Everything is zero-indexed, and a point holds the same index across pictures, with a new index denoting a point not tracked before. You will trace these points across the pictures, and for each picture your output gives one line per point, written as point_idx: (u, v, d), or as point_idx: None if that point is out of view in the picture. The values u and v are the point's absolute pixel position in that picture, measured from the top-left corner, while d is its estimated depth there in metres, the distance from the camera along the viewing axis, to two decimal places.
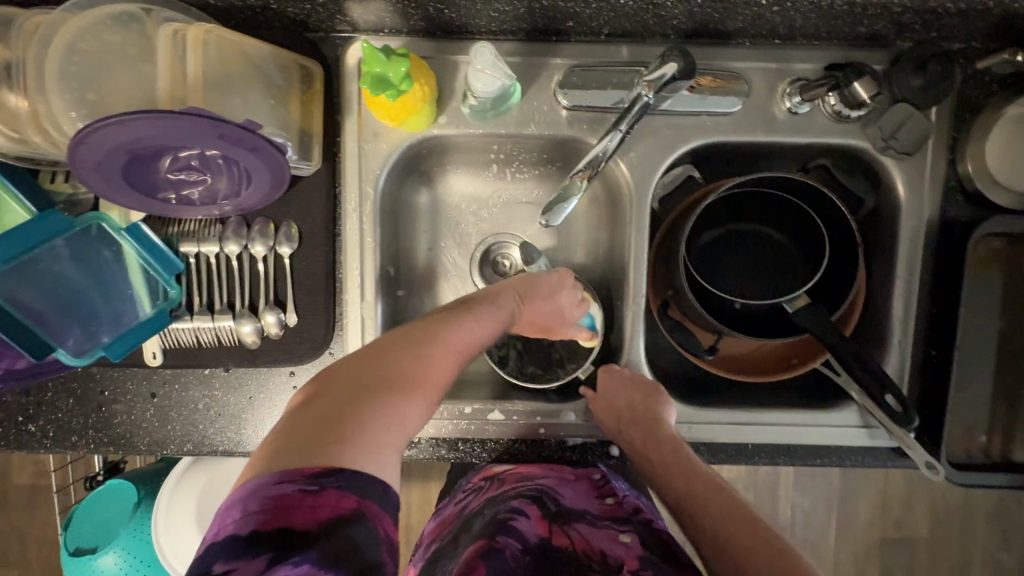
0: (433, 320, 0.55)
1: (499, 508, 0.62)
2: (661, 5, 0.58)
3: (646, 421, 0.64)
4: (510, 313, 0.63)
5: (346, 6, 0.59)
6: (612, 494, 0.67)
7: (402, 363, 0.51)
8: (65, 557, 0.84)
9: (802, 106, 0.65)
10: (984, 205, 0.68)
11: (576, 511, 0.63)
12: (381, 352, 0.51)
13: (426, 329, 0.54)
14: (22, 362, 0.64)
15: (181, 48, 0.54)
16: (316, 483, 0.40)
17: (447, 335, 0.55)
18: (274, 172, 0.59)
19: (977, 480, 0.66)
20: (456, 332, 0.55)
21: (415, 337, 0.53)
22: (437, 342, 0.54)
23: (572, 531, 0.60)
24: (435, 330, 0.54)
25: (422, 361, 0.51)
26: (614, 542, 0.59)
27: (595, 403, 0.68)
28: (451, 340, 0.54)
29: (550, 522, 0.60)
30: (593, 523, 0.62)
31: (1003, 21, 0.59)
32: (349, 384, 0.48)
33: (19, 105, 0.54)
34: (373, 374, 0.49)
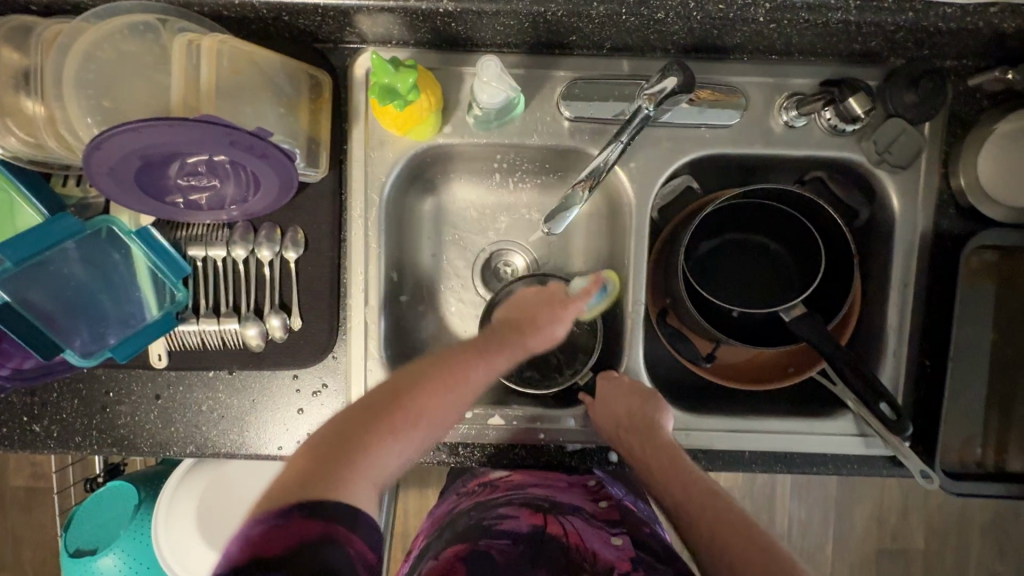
0: (447, 361, 0.56)
1: (488, 515, 0.63)
2: (661, 21, 0.60)
3: (644, 428, 0.65)
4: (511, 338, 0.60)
5: (356, 19, 0.61)
6: (605, 498, 0.69)
7: (408, 405, 0.52)
8: (65, 558, 0.83)
9: (798, 120, 0.67)
10: (976, 218, 0.69)
11: (572, 507, 0.65)
12: (387, 392, 0.53)
13: (439, 371, 0.55)
14: (30, 362, 0.65)
15: (194, 58, 0.56)
16: (284, 515, 0.44)
17: (458, 380, 0.55)
18: (282, 179, 0.60)
19: (972, 489, 0.66)
20: (468, 377, 0.56)
21: (429, 379, 0.54)
22: (447, 386, 0.54)
23: (567, 522, 0.62)
24: (447, 375, 0.55)
25: (420, 401, 0.53)
26: (604, 542, 0.60)
27: (591, 407, 0.69)
28: (456, 382, 0.55)
29: (545, 512, 0.63)
30: (587, 518, 0.64)
31: (993, 40, 0.61)
32: (354, 421, 0.51)
33: (37, 110, 0.56)
34: (373, 413, 0.51)
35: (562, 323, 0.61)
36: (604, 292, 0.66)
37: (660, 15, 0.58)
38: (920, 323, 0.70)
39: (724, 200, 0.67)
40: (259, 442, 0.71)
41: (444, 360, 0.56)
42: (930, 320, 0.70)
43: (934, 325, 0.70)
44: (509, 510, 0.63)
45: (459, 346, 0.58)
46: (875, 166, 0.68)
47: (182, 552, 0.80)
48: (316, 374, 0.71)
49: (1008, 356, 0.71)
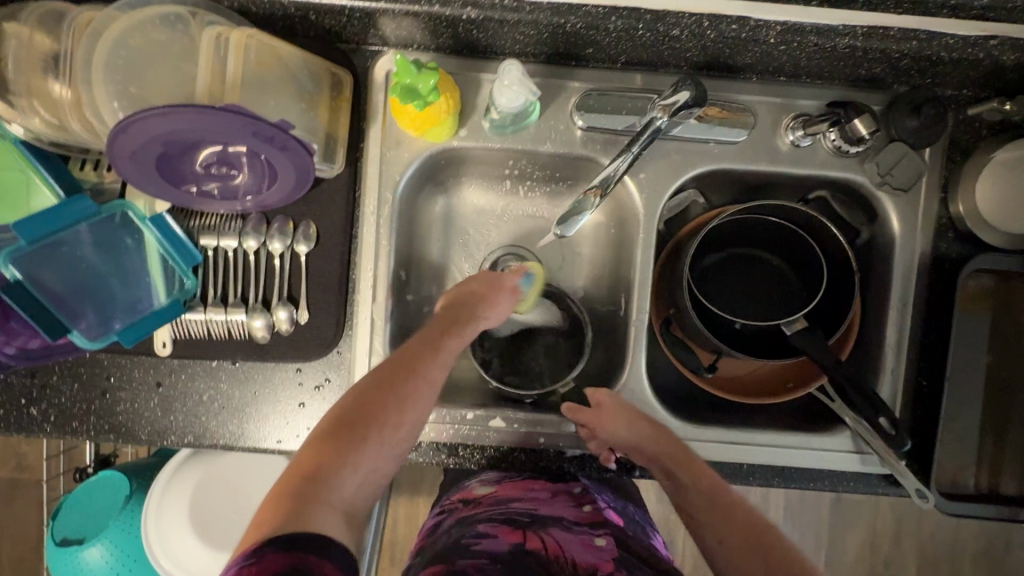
0: (405, 359, 0.57)
1: (467, 533, 0.61)
2: (676, 38, 0.62)
3: (647, 438, 0.68)
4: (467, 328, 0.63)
5: (379, 21, 0.63)
6: (590, 503, 0.68)
7: (376, 414, 0.53)
8: (51, 547, 0.82)
9: (804, 140, 0.69)
10: (974, 243, 0.71)
11: (554, 519, 0.64)
12: (353, 402, 0.54)
13: (403, 372, 0.56)
14: (35, 342, 0.63)
15: (222, 50, 0.57)
16: (254, 557, 0.42)
17: (421, 376, 0.57)
18: (299, 171, 0.61)
19: (965, 509, 0.68)
20: (430, 371, 0.58)
21: (389, 380, 0.56)
22: (408, 383, 0.56)
23: (547, 536, 0.60)
24: (410, 372, 0.57)
25: (385, 404, 0.54)
26: (588, 547, 0.60)
27: (583, 421, 0.69)
28: (418, 379, 0.57)
29: (524, 528, 0.61)
30: (569, 528, 0.63)
31: (993, 71, 0.64)
32: (322, 441, 0.51)
33: (63, 94, 0.57)
34: (341, 428, 0.52)
35: (506, 311, 0.68)
36: (528, 279, 0.71)
37: (675, 31, 0.60)
38: (917, 344, 0.71)
39: (730, 214, 0.69)
40: (258, 434, 0.71)
41: (403, 360, 0.57)
42: (927, 340, 0.72)
43: (931, 345, 0.71)
44: (487, 528, 0.61)
45: (417, 343, 0.59)
46: (877, 188, 0.70)
47: (170, 543, 0.79)
48: (319, 368, 0.71)
49: (1003, 380, 0.72)
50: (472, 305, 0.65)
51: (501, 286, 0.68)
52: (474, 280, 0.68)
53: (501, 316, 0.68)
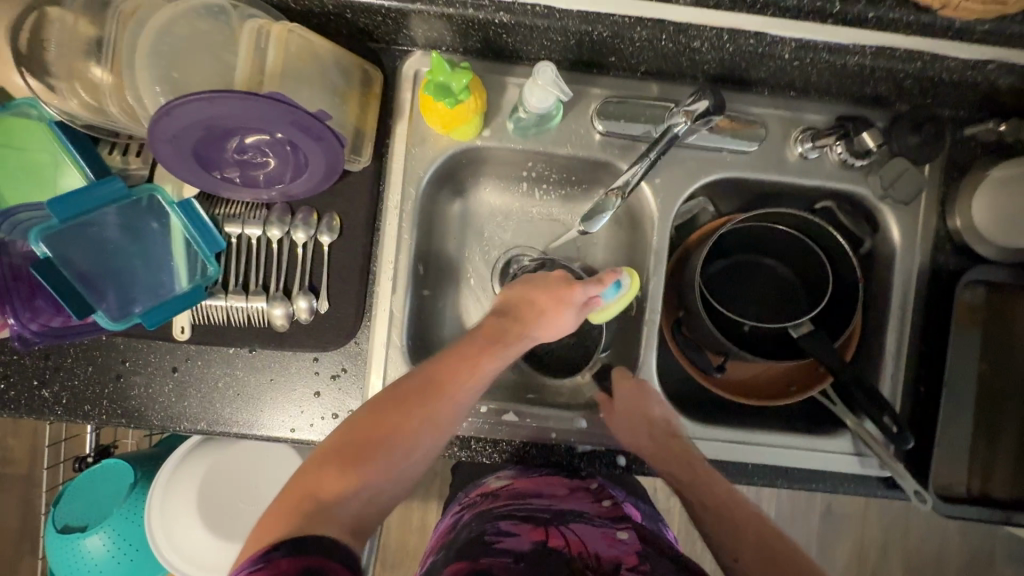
0: (422, 382, 0.59)
1: (489, 529, 0.60)
2: (696, 50, 0.65)
3: (665, 436, 0.70)
4: (502, 343, 0.63)
5: (412, 22, 0.65)
6: (609, 498, 0.68)
7: (388, 435, 0.55)
8: (51, 533, 0.81)
9: (812, 152, 0.72)
10: (969, 256, 0.75)
11: (575, 513, 0.63)
12: (368, 423, 0.55)
13: (430, 392, 0.58)
14: (59, 321, 0.63)
15: (262, 42, 0.59)
16: (260, 563, 0.42)
17: (437, 400, 0.58)
18: (329, 162, 0.63)
19: (959, 511, 0.71)
20: (449, 393, 0.59)
21: (406, 401, 0.57)
22: (423, 407, 0.57)
23: (569, 532, 0.59)
24: (427, 395, 0.58)
25: (397, 426, 0.56)
26: (611, 540, 0.59)
27: (610, 415, 0.73)
28: (434, 403, 0.58)
29: (545, 525, 0.60)
30: (591, 522, 0.62)
31: (989, 93, 0.68)
32: (341, 456, 0.53)
33: (104, 78, 0.58)
34: (354, 447, 0.54)
35: (575, 318, 0.67)
36: (617, 287, 0.66)
37: (696, 43, 0.63)
38: (915, 351, 0.75)
39: (739, 221, 0.72)
40: (272, 422, 0.71)
41: (430, 379, 0.59)
42: (925, 348, 0.75)
43: (929, 353, 0.74)
44: (508, 526, 0.60)
45: (438, 365, 0.61)
46: (880, 201, 0.73)
47: (174, 534, 0.79)
48: (336, 358, 0.72)
49: (996, 388, 0.75)
50: (507, 322, 0.65)
51: (567, 296, 0.67)
52: (525, 291, 0.67)
53: (564, 325, 0.67)
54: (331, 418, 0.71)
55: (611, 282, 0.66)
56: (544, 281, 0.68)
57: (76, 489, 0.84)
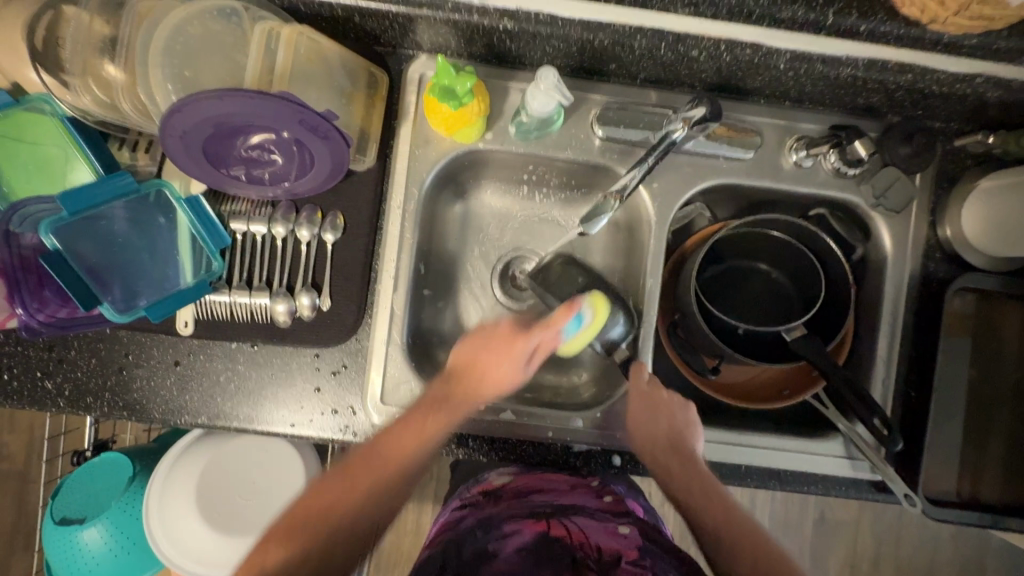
0: (373, 450, 0.61)
1: (493, 529, 0.64)
2: (694, 58, 0.67)
3: (672, 444, 0.69)
4: (450, 408, 0.65)
5: (419, 27, 0.67)
6: (610, 493, 0.72)
7: (339, 506, 0.58)
8: (49, 525, 0.82)
9: (806, 160, 0.74)
10: (958, 264, 0.76)
11: (577, 506, 0.68)
12: (319, 495, 0.58)
13: (371, 466, 0.61)
14: (67, 312, 0.65)
15: (273, 44, 0.61)
16: None
17: (387, 467, 0.61)
18: (335, 161, 0.64)
19: (951, 515, 0.71)
20: (398, 460, 0.61)
21: (357, 472, 0.60)
22: (373, 476, 0.60)
23: (571, 523, 0.64)
24: (377, 465, 0.61)
25: (348, 496, 0.59)
26: (612, 534, 0.63)
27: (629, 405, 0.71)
28: (385, 471, 0.61)
29: (548, 517, 0.65)
30: (593, 514, 0.66)
31: (978, 106, 0.70)
32: (283, 533, 0.56)
33: (117, 75, 0.60)
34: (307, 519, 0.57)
35: (526, 365, 0.68)
36: (579, 321, 0.67)
37: (694, 52, 0.65)
38: (906, 357, 0.76)
39: (733, 227, 0.73)
40: (271, 417, 0.72)
41: (372, 451, 0.61)
42: (915, 354, 0.76)
43: (919, 358, 0.76)
44: (512, 524, 0.64)
45: (388, 433, 0.62)
46: (872, 209, 0.75)
47: (170, 527, 0.80)
48: (337, 355, 0.73)
49: (985, 394, 0.77)
50: (455, 387, 0.66)
51: (516, 348, 0.67)
52: (475, 350, 0.67)
53: (512, 378, 0.67)
54: (330, 414, 0.72)
55: (573, 316, 0.67)
56: (494, 338, 0.67)
57: (75, 481, 0.84)
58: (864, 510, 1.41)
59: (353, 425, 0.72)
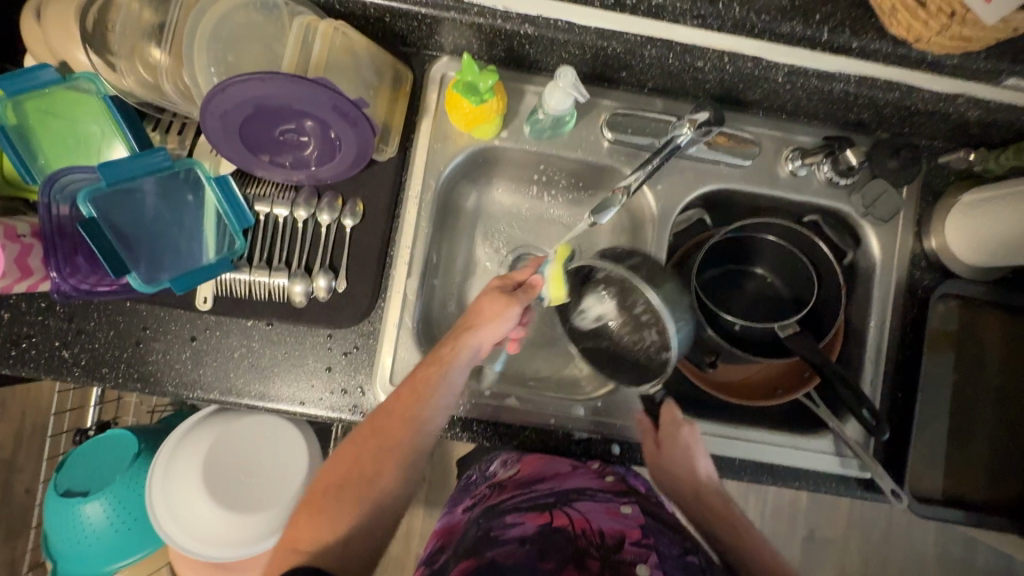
0: (392, 407, 0.64)
1: (497, 524, 0.65)
2: (699, 69, 0.72)
3: (703, 485, 0.71)
4: (463, 354, 0.66)
5: (444, 30, 0.72)
6: (612, 473, 0.76)
7: (368, 463, 0.62)
8: (53, 498, 0.83)
9: (801, 169, 0.79)
10: (942, 273, 0.81)
11: (579, 490, 0.70)
12: (354, 454, 0.63)
13: (393, 422, 0.63)
14: (104, 285, 0.68)
15: (310, 36, 0.65)
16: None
17: (408, 421, 0.64)
18: (360, 149, 0.69)
19: (936, 512, 0.75)
20: (417, 413, 0.64)
21: (381, 431, 0.63)
22: (396, 433, 0.63)
23: (573, 511, 0.66)
24: (398, 422, 0.63)
25: (378, 453, 0.63)
26: (614, 514, 0.66)
27: (656, 445, 0.73)
28: (409, 424, 0.64)
29: (550, 508, 0.67)
30: (594, 497, 0.69)
31: (960, 125, 0.76)
32: (318, 507, 0.60)
33: (162, 58, 0.64)
34: (346, 476, 0.62)
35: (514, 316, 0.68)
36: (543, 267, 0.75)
37: (700, 63, 0.70)
38: (894, 359, 0.80)
39: (726, 233, 0.78)
40: (282, 393, 0.74)
41: (391, 410, 0.64)
42: (902, 356, 0.80)
43: (905, 361, 0.80)
44: (515, 517, 0.65)
45: (405, 389, 0.65)
46: (862, 218, 0.80)
47: (175, 508, 0.80)
48: (349, 336, 0.75)
49: (967, 397, 0.81)
50: (459, 336, 0.67)
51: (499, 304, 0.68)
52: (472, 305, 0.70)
53: (513, 314, 0.68)
54: (340, 394, 0.74)
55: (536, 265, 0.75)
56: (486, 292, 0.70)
57: (81, 456, 0.86)
58: (852, 528, 1.44)
59: (361, 405, 0.74)
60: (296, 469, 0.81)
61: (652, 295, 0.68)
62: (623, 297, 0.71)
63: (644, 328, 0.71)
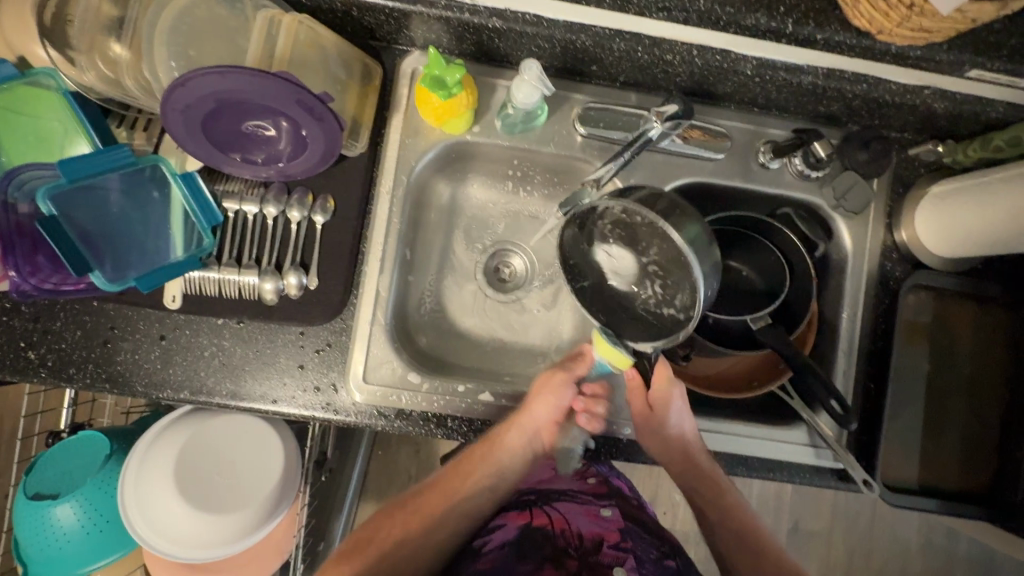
0: (440, 485, 0.75)
1: (484, 529, 0.71)
2: (669, 62, 0.72)
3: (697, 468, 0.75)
4: (515, 441, 0.73)
5: (413, 23, 0.71)
6: (594, 475, 0.79)
7: (401, 530, 0.71)
8: (23, 500, 0.82)
9: (773, 162, 0.79)
10: (913, 264, 0.82)
11: (560, 492, 0.75)
12: (393, 520, 0.72)
13: (437, 500, 0.73)
14: (68, 284, 0.67)
15: (274, 30, 0.65)
16: None
17: (449, 503, 0.73)
18: (328, 145, 0.68)
19: (908, 501, 0.76)
20: (458, 495, 0.73)
21: (422, 505, 0.73)
22: (434, 509, 0.72)
23: (552, 511, 0.71)
24: (442, 501, 0.73)
25: (414, 524, 0.71)
26: (594, 516, 0.70)
27: (647, 421, 0.73)
28: (448, 503, 0.73)
29: (530, 508, 0.72)
30: (575, 499, 0.73)
31: (927, 117, 0.76)
32: (347, 555, 0.69)
33: (122, 52, 0.63)
34: (376, 538, 0.70)
35: (567, 389, 0.73)
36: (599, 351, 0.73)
37: (669, 56, 0.70)
38: (866, 350, 0.80)
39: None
40: (253, 391, 0.73)
41: (437, 489, 0.75)
42: (874, 347, 0.80)
43: (877, 352, 0.80)
44: (498, 522, 0.71)
45: (455, 471, 0.74)
46: (833, 211, 0.80)
47: (147, 512, 0.79)
48: (322, 334, 0.75)
49: (939, 387, 0.81)
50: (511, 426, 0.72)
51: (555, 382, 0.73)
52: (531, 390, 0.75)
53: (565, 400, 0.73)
54: (313, 392, 0.74)
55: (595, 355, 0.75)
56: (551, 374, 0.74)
57: (53, 457, 0.85)
58: (836, 520, 1.45)
59: (335, 403, 0.74)
60: (273, 467, 0.81)
61: (672, 239, 0.59)
62: (633, 242, 0.62)
63: (649, 277, 0.62)
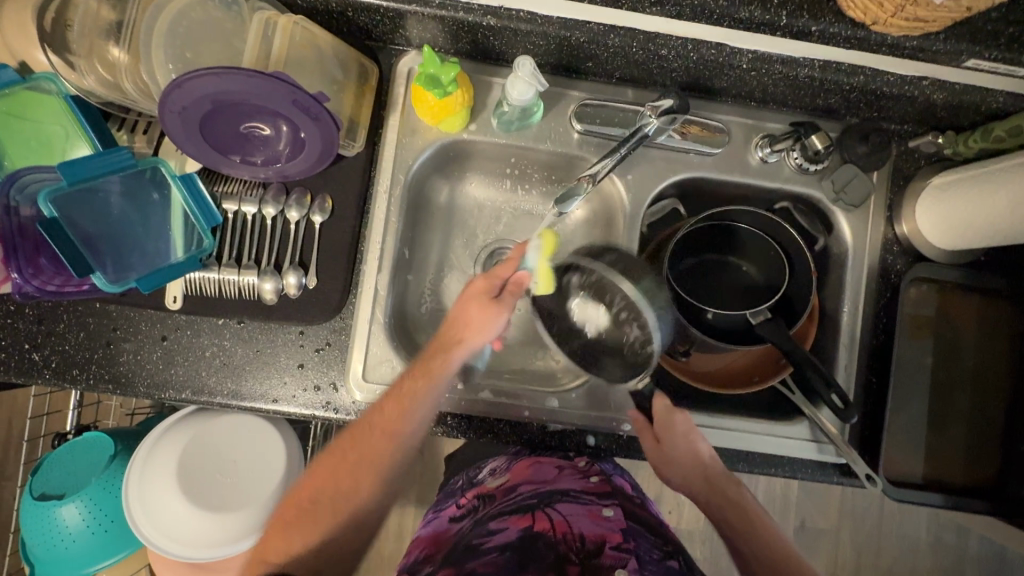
0: (369, 422, 0.66)
1: (481, 530, 0.68)
2: (663, 57, 0.72)
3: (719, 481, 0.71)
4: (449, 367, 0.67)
5: (408, 23, 0.71)
6: (596, 474, 0.77)
7: (346, 472, 0.66)
8: (30, 501, 0.83)
9: (771, 156, 0.79)
10: (914, 257, 0.81)
11: (562, 491, 0.72)
12: (336, 461, 0.67)
13: (371, 438, 0.66)
14: (71, 286, 0.68)
15: (270, 32, 0.66)
16: None
17: (382, 438, 0.66)
18: (325, 145, 0.69)
19: (913, 496, 0.75)
20: (392, 430, 0.66)
21: (357, 444, 0.66)
22: (368, 446, 0.66)
23: (554, 513, 0.69)
24: (374, 438, 0.66)
25: (356, 465, 0.66)
26: (597, 517, 0.69)
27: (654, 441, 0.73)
28: (383, 438, 0.66)
29: (532, 510, 0.70)
30: (576, 498, 0.71)
31: (926, 109, 0.76)
32: (297, 513, 0.66)
33: (121, 56, 0.64)
34: (324, 488, 0.67)
35: (500, 310, 0.67)
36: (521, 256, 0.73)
37: (664, 51, 0.70)
38: (868, 345, 0.80)
39: (692, 225, 0.77)
40: (253, 390, 0.74)
41: (362, 428, 0.67)
42: (875, 341, 0.80)
43: (879, 346, 0.80)
44: (498, 524, 0.68)
45: (383, 405, 0.66)
46: (833, 204, 0.80)
47: (151, 512, 0.80)
48: (321, 333, 0.75)
49: (943, 381, 0.81)
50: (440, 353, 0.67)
51: (484, 297, 0.68)
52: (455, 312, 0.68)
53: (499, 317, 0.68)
54: (313, 391, 0.74)
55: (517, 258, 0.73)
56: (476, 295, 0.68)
57: (59, 458, 0.86)
58: (843, 519, 1.44)
59: (335, 402, 0.74)
60: (271, 466, 0.81)
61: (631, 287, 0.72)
62: (600, 296, 0.72)
63: (625, 323, 0.71)
